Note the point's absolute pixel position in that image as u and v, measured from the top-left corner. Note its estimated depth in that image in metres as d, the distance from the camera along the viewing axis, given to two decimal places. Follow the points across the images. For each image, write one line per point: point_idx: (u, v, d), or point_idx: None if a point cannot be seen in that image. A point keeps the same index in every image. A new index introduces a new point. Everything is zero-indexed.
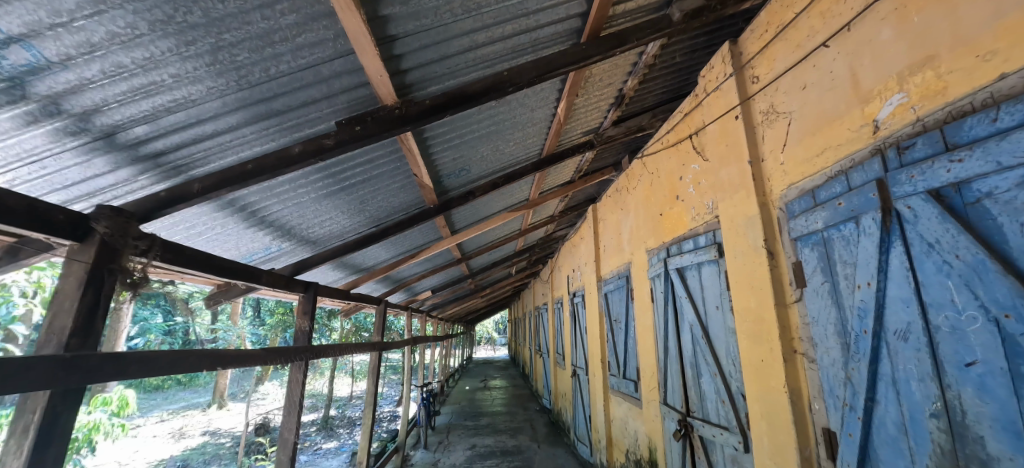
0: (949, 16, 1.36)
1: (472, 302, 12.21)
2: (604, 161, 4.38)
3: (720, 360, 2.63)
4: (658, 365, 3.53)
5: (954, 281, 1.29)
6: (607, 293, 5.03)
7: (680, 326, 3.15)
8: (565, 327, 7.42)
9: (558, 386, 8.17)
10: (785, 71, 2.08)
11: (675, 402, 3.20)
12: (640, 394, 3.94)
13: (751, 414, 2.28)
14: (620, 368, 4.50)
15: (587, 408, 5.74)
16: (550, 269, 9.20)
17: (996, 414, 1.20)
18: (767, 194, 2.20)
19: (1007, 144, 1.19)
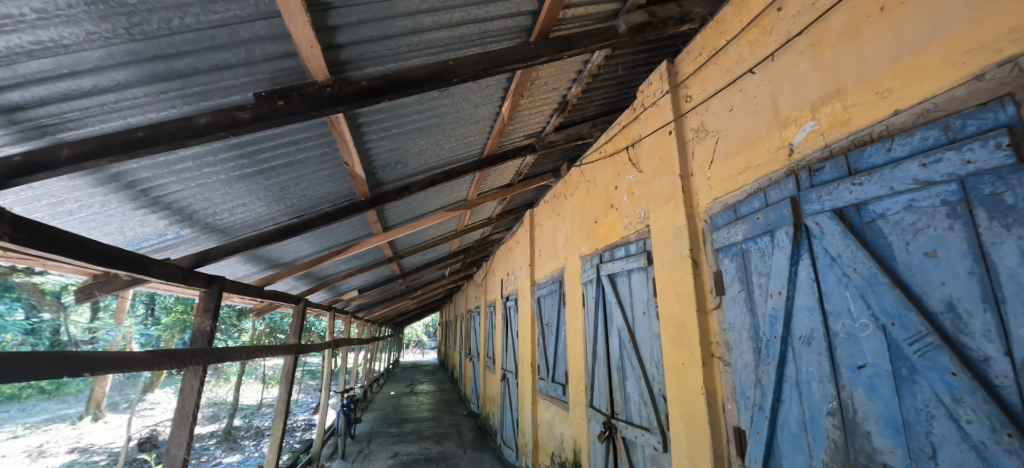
0: (856, 54, 1.49)
1: (401, 303, 11.80)
2: (545, 166, 4.42)
3: (644, 363, 2.74)
4: (586, 369, 3.62)
5: (851, 292, 1.42)
6: (540, 297, 5.08)
7: (609, 330, 3.25)
8: (497, 331, 7.40)
9: (487, 390, 8.12)
10: (715, 93, 2.21)
11: (601, 404, 3.29)
12: (568, 398, 4.00)
13: (670, 415, 2.39)
14: (549, 372, 4.56)
15: (515, 412, 5.76)
16: (485, 272, 9.17)
17: (880, 411, 1.33)
18: (694, 207, 2.33)
19: (897, 172, 1.29)
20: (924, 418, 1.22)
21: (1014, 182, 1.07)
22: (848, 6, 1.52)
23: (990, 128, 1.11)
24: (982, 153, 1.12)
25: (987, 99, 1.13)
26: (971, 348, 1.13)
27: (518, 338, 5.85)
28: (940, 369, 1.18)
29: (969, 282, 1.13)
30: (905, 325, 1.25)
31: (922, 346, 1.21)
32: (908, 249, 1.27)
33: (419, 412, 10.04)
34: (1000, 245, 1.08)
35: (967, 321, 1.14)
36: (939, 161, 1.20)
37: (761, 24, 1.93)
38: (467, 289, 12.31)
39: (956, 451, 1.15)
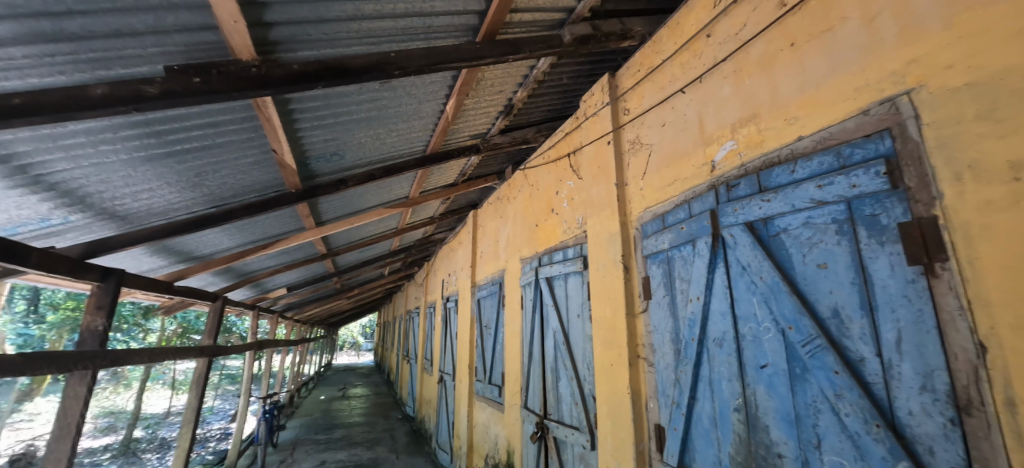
0: (768, 83, 1.63)
1: (336, 303, 11.27)
2: (489, 168, 4.43)
3: (577, 364, 2.83)
4: (522, 370, 3.67)
5: (757, 298, 1.56)
6: (479, 299, 5.07)
7: (545, 332, 3.32)
8: (436, 333, 7.29)
9: (423, 393, 7.97)
10: (650, 108, 2.34)
11: (534, 405, 3.35)
12: (503, 400, 4.03)
13: (598, 414, 2.49)
14: (486, 374, 4.57)
15: (451, 414, 5.70)
16: (426, 272, 9.01)
17: (777, 406, 1.47)
18: (628, 215, 2.44)
19: (798, 191, 1.43)
20: (812, 411, 1.35)
21: (889, 204, 1.19)
22: (764, 39, 1.66)
23: (872, 158, 1.23)
24: (864, 179, 1.24)
25: (870, 132, 1.26)
26: (850, 349, 1.26)
27: (457, 339, 5.80)
28: (826, 368, 1.31)
29: (850, 290, 1.27)
30: (799, 329, 1.39)
31: (812, 347, 1.35)
32: (804, 260, 1.41)
33: (350, 417, 9.62)
34: (876, 259, 1.21)
35: (847, 325, 1.27)
36: (832, 183, 1.33)
37: (692, 48, 2.07)
38: (407, 289, 12.01)
39: (836, 441, 1.28)
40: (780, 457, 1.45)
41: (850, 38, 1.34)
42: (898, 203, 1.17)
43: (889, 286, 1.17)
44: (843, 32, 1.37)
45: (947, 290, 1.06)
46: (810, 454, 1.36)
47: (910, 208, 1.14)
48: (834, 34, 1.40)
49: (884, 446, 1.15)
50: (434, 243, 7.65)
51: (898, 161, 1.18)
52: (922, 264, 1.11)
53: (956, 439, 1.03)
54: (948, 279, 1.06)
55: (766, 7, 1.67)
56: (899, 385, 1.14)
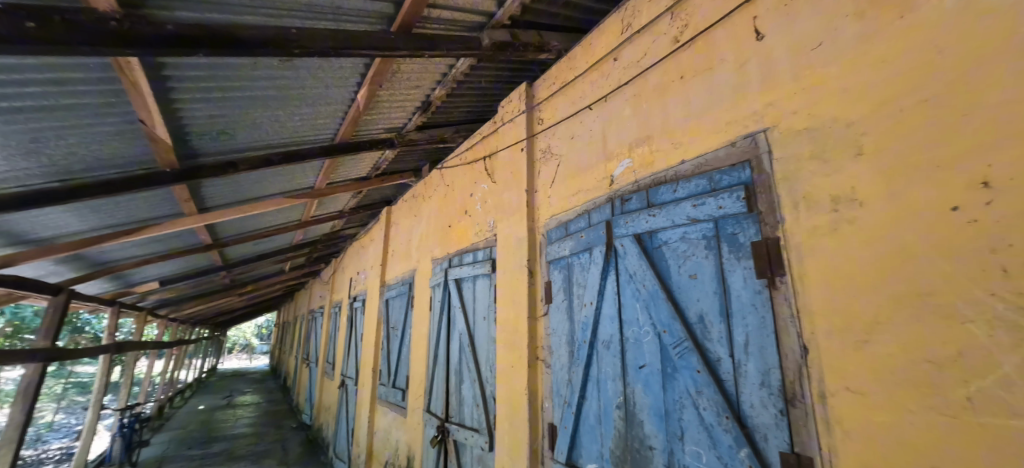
0: (661, 109, 1.79)
1: (224, 300, 10.14)
2: (406, 164, 4.29)
3: (480, 367, 2.85)
4: (426, 374, 3.60)
5: (640, 304, 1.70)
6: (387, 299, 4.89)
7: (451, 334, 3.30)
8: (340, 334, 6.88)
9: (322, 399, 7.46)
10: (562, 120, 2.45)
11: (436, 408, 3.31)
12: (406, 403, 3.92)
13: (497, 416, 2.53)
14: (389, 378, 4.40)
15: (351, 421, 5.41)
16: (333, 270, 8.48)
17: (651, 403, 1.61)
18: (535, 221, 2.52)
19: (678, 208, 1.59)
20: (678, 406, 1.51)
21: (745, 225, 1.37)
22: (660, 69, 1.82)
23: (735, 184, 1.42)
24: (728, 201, 1.42)
25: (736, 161, 1.44)
26: (710, 351, 1.43)
27: (361, 342, 5.54)
28: (690, 367, 1.47)
29: (713, 299, 1.43)
30: (672, 332, 1.54)
31: (681, 349, 1.51)
32: (679, 271, 1.57)
33: (234, 428, 8.67)
34: (734, 272, 1.38)
35: (709, 329, 1.44)
36: (704, 203, 1.50)
37: (601, 68, 2.20)
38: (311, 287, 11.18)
39: (695, 433, 1.44)
40: (651, 449, 1.59)
41: (726, 78, 1.53)
42: (751, 224, 1.36)
43: (742, 295, 1.35)
44: (721, 72, 1.55)
45: (783, 300, 1.25)
46: (674, 445, 1.51)
47: (760, 229, 1.33)
48: (714, 72, 1.58)
49: (731, 435, 1.32)
50: (343, 239, 7.21)
51: (754, 188, 1.37)
52: (766, 277, 1.29)
53: (783, 427, 1.21)
54: (784, 290, 1.25)
55: (663, 40, 1.83)
56: (745, 381, 1.32)
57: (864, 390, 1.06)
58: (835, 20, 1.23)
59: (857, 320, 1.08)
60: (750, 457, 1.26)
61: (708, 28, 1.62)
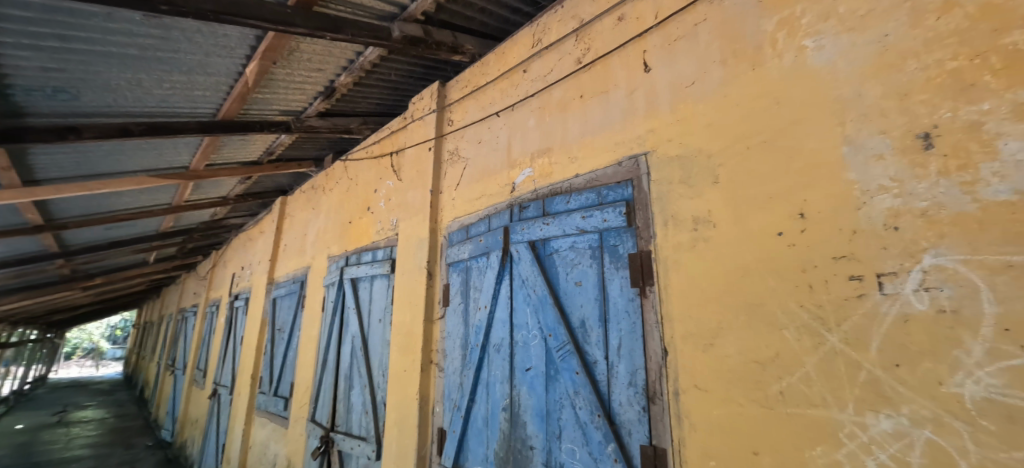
0: (562, 124, 1.89)
1: (63, 295, 8.46)
2: (304, 153, 3.97)
3: (372, 372, 2.73)
4: (313, 380, 3.35)
5: (530, 308, 1.76)
6: (274, 298, 4.46)
7: (342, 338, 3.11)
8: (215, 337, 6.11)
9: (188, 411, 6.54)
10: (470, 124, 2.46)
11: (322, 417, 3.10)
12: (288, 413, 3.60)
13: (386, 422, 2.43)
14: (271, 385, 4.01)
15: (221, 434, 4.81)
16: (211, 264, 7.52)
17: (534, 404, 1.67)
18: (438, 222, 2.49)
19: (569, 218, 1.68)
20: (558, 407, 1.58)
21: (624, 238, 1.50)
22: (563, 86, 1.92)
23: (619, 199, 1.54)
24: (612, 215, 1.54)
25: (621, 179, 1.57)
26: (588, 353, 1.53)
27: (240, 345, 4.97)
28: (570, 369, 1.56)
29: (594, 305, 1.54)
30: (556, 336, 1.62)
31: (564, 352, 1.59)
32: (566, 278, 1.66)
33: (66, 450, 7.23)
34: (613, 280, 1.50)
35: (589, 333, 1.54)
36: (591, 216, 1.60)
37: (510, 78, 2.25)
38: (183, 282, 9.78)
39: (571, 431, 1.52)
40: (532, 448, 1.65)
41: (618, 102, 1.66)
42: (629, 237, 1.49)
43: (618, 302, 1.47)
44: (614, 96, 1.68)
45: (650, 307, 1.38)
46: (553, 444, 1.58)
47: (636, 242, 1.46)
48: (609, 96, 1.71)
49: (601, 432, 1.42)
50: (226, 230, 6.43)
51: (634, 204, 1.50)
52: (638, 286, 1.42)
53: (644, 422, 1.33)
54: (652, 299, 1.38)
55: (567, 59, 1.93)
56: (615, 381, 1.43)
57: (708, 387, 1.21)
58: (706, 63, 1.40)
59: (706, 326, 1.24)
60: (615, 451, 1.37)
61: (605, 54, 1.75)
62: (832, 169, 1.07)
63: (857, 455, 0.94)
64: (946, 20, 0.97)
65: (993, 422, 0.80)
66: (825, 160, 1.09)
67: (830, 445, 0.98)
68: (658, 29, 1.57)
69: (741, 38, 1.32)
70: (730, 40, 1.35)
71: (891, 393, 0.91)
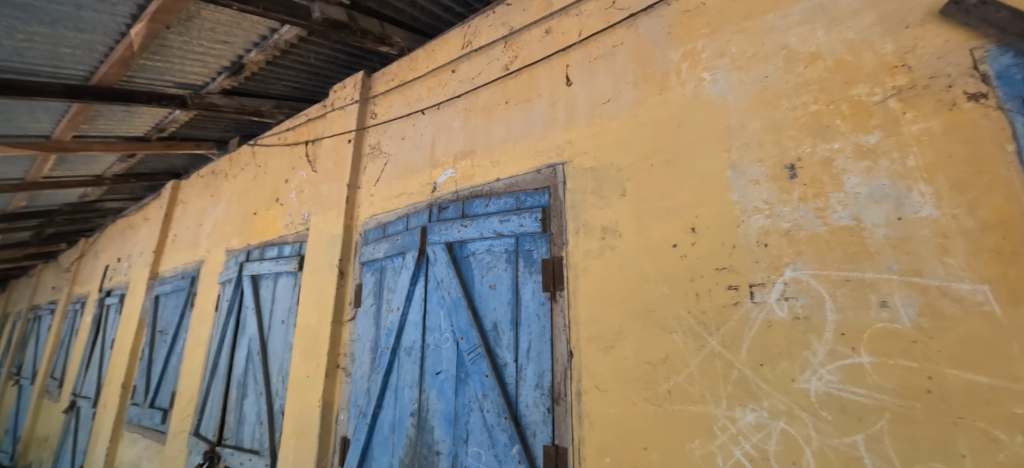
0: (486, 128, 1.90)
1: None
2: (204, 134, 3.57)
3: (271, 378, 2.52)
4: (199, 388, 3.00)
5: (444, 311, 1.74)
6: (157, 295, 3.93)
7: (237, 341, 2.83)
8: (77, 339, 5.23)
9: (35, 429, 5.51)
10: (394, 119, 2.38)
11: (208, 429, 2.78)
12: (166, 426, 3.18)
13: (283, 433, 2.24)
14: (147, 395, 3.52)
15: (78, 455, 4.12)
16: (78, 255, 6.45)
17: (443, 408, 1.65)
18: (354, 219, 2.38)
19: (487, 222, 1.69)
20: (466, 410, 1.58)
21: (538, 244, 1.54)
22: (490, 90, 1.94)
23: (536, 206, 1.59)
24: (528, 221, 1.57)
25: (539, 186, 1.62)
26: (499, 356, 1.54)
27: (110, 349, 4.31)
28: (480, 372, 1.56)
29: (506, 308, 1.56)
30: (468, 339, 1.62)
31: (474, 355, 1.59)
32: (481, 281, 1.66)
33: None
34: (526, 284, 1.54)
35: (500, 336, 1.55)
36: (509, 220, 1.63)
37: (438, 76, 2.21)
38: (38, 275, 8.27)
39: (478, 434, 1.52)
40: (438, 454, 1.62)
41: (541, 112, 1.71)
42: (543, 243, 1.53)
43: (529, 306, 1.51)
44: (538, 106, 1.73)
45: (559, 312, 1.44)
46: (459, 448, 1.57)
47: (549, 248, 1.51)
48: (532, 105, 1.75)
49: (507, 434, 1.44)
50: (100, 215, 5.57)
51: (550, 211, 1.55)
52: (549, 291, 1.47)
53: (548, 423, 1.37)
54: (561, 303, 1.44)
55: (495, 65, 1.95)
56: (523, 384, 1.46)
57: (607, 387, 1.28)
58: (621, 83, 1.50)
59: (608, 329, 1.32)
60: (520, 453, 1.39)
61: (532, 64, 1.80)
62: (720, 189, 1.20)
63: (727, 445, 1.05)
64: (811, 69, 1.14)
65: (830, 412, 0.94)
66: (715, 181, 1.21)
67: (707, 438, 1.08)
68: (581, 46, 1.65)
69: (652, 64, 1.44)
70: (643, 65, 1.46)
71: (756, 389, 1.04)
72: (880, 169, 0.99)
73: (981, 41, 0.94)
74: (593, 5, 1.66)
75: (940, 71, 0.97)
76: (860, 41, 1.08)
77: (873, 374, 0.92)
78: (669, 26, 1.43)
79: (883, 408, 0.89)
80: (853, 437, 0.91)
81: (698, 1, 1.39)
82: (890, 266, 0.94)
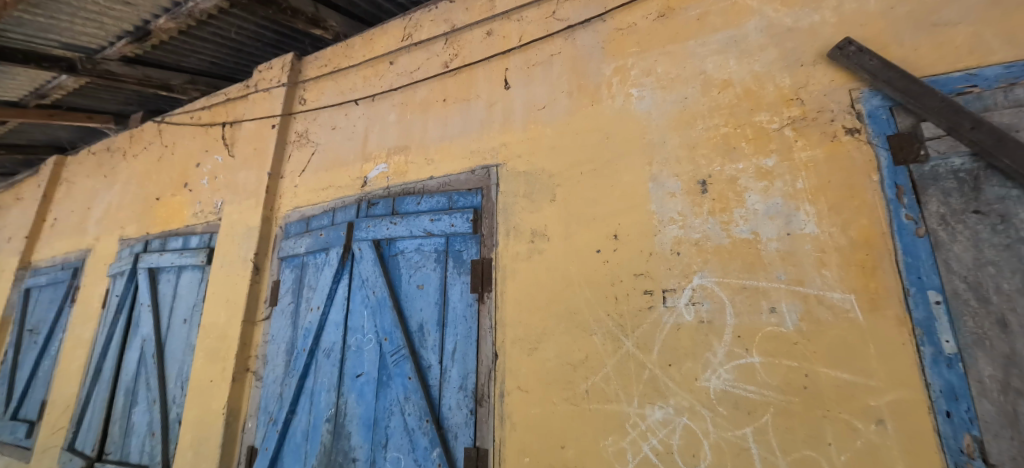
0: (422, 124, 1.86)
1: None
2: (99, 105, 3.15)
3: (168, 384, 2.26)
4: (77, 395, 2.62)
5: (368, 311, 1.67)
6: (27, 289, 3.38)
7: (128, 342, 2.51)
8: None
9: None
10: (325, 107, 2.25)
11: (86, 443, 2.43)
12: (32, 441, 2.74)
13: (179, 444, 2.02)
14: (8, 406, 3.01)
15: None
16: None
17: (362, 413, 1.58)
18: (274, 211, 2.21)
19: (417, 220, 1.65)
20: (386, 414, 1.52)
21: (468, 244, 1.54)
22: (428, 86, 1.91)
23: (467, 206, 1.58)
24: (459, 221, 1.56)
25: (472, 187, 1.61)
26: (423, 358, 1.51)
27: None
28: (403, 375, 1.51)
29: (433, 308, 1.53)
30: (392, 340, 1.57)
31: (397, 356, 1.54)
32: (409, 280, 1.62)
33: None
34: (454, 285, 1.52)
35: (425, 337, 1.52)
36: (439, 219, 1.61)
37: (375, 66, 2.14)
38: None
39: (398, 439, 1.47)
40: (354, 460, 1.55)
41: (478, 113, 1.71)
42: (473, 244, 1.53)
43: (456, 307, 1.49)
44: (475, 106, 1.73)
45: (486, 313, 1.44)
46: (377, 454, 1.50)
47: (480, 249, 1.51)
48: (469, 105, 1.75)
49: (428, 437, 1.40)
50: None
51: (482, 213, 1.55)
52: (477, 292, 1.47)
53: (471, 424, 1.36)
54: (488, 305, 1.44)
55: (434, 61, 1.92)
56: (447, 386, 1.44)
57: (529, 388, 1.31)
58: (557, 91, 1.54)
59: (533, 331, 1.34)
60: (440, 456, 1.37)
61: (471, 63, 1.80)
62: (641, 199, 1.27)
63: (637, 441, 1.11)
64: (724, 94, 1.25)
65: (725, 408, 1.03)
66: (638, 191, 1.28)
67: (619, 435, 1.14)
68: (520, 51, 1.68)
69: (586, 76, 1.49)
70: (577, 76, 1.51)
71: (664, 388, 1.11)
72: (776, 189, 1.11)
73: (857, 83, 1.09)
74: (534, 12, 1.69)
75: (826, 106, 1.11)
76: (764, 74, 1.21)
77: (762, 372, 1.02)
78: (603, 41, 1.50)
79: (769, 403, 0.99)
80: (743, 430, 1.00)
81: (630, 20, 1.47)
82: (780, 276, 1.05)
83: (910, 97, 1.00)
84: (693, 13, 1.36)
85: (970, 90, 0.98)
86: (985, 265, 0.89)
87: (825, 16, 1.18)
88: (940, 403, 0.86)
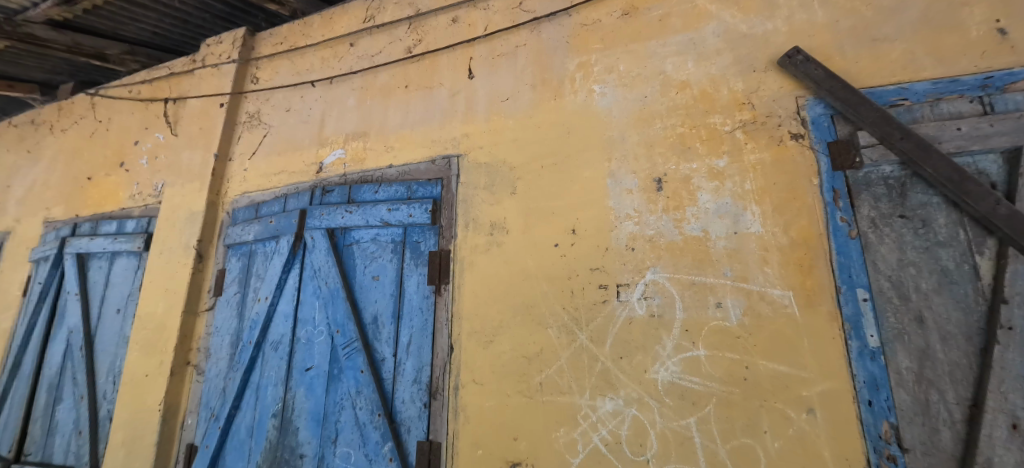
0: (383, 110, 1.80)
1: None
2: (22, 73, 2.85)
3: (97, 378, 2.10)
4: None
5: (319, 302, 1.61)
6: None
7: (51, 334, 2.30)
8: None
9: None
10: (278, 88, 2.14)
11: (2, 444, 2.22)
12: None
13: (109, 443, 1.88)
14: None
15: None
16: None
17: (311, 407, 1.52)
18: (220, 195, 2.09)
19: (374, 209, 1.60)
20: (337, 408, 1.47)
21: (426, 235, 1.51)
22: (389, 71, 1.85)
23: (427, 197, 1.55)
24: (417, 211, 1.53)
25: (432, 177, 1.58)
26: (377, 351, 1.47)
27: None
28: (354, 368, 1.47)
29: (388, 300, 1.50)
30: (344, 333, 1.51)
31: (349, 349, 1.49)
32: (364, 271, 1.57)
33: None
34: (410, 276, 1.49)
35: (380, 329, 1.48)
36: (397, 209, 1.56)
37: (334, 48, 2.04)
38: None
39: (348, 434, 1.43)
40: (301, 457, 1.49)
41: (440, 102, 1.68)
42: (432, 235, 1.50)
43: (412, 299, 1.46)
44: (438, 95, 1.69)
45: (442, 305, 1.42)
46: (326, 450, 1.45)
47: (438, 241, 1.49)
48: (432, 93, 1.71)
49: (379, 432, 1.37)
50: None
51: (441, 204, 1.53)
52: (434, 284, 1.44)
53: (424, 418, 1.34)
54: (445, 297, 1.42)
55: (397, 45, 1.87)
56: (401, 379, 1.41)
57: (484, 381, 1.30)
58: (520, 84, 1.53)
59: (489, 324, 1.34)
60: (391, 451, 1.34)
61: (435, 50, 1.75)
62: (599, 195, 1.29)
63: (588, 433, 1.13)
64: (681, 95, 1.28)
65: (671, 398, 1.07)
66: (596, 187, 1.30)
67: (571, 426, 1.15)
68: (485, 41, 1.65)
69: (550, 70, 1.49)
70: (541, 70, 1.51)
71: (615, 380, 1.13)
72: (725, 190, 1.15)
73: (803, 91, 1.15)
74: (501, 2, 1.67)
75: (774, 112, 1.16)
76: (719, 77, 1.25)
77: (706, 365, 1.06)
78: (568, 36, 1.50)
79: (711, 394, 1.04)
80: (687, 419, 1.04)
81: (595, 17, 1.48)
82: (726, 273, 1.10)
83: (849, 107, 1.06)
84: (656, 13, 1.39)
85: (901, 102, 1.05)
86: (907, 266, 0.96)
87: (776, 25, 1.23)
88: (863, 393, 0.93)
